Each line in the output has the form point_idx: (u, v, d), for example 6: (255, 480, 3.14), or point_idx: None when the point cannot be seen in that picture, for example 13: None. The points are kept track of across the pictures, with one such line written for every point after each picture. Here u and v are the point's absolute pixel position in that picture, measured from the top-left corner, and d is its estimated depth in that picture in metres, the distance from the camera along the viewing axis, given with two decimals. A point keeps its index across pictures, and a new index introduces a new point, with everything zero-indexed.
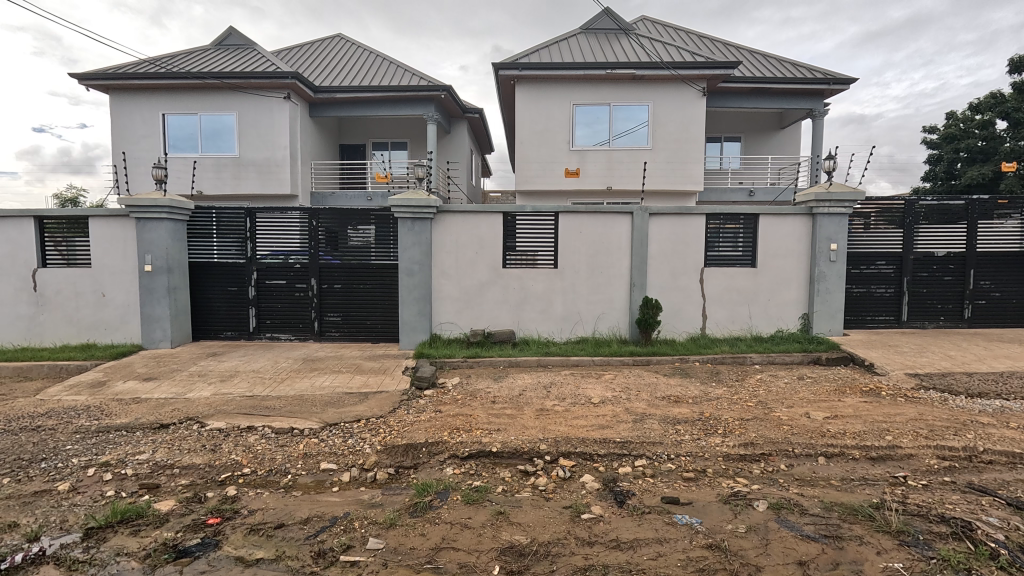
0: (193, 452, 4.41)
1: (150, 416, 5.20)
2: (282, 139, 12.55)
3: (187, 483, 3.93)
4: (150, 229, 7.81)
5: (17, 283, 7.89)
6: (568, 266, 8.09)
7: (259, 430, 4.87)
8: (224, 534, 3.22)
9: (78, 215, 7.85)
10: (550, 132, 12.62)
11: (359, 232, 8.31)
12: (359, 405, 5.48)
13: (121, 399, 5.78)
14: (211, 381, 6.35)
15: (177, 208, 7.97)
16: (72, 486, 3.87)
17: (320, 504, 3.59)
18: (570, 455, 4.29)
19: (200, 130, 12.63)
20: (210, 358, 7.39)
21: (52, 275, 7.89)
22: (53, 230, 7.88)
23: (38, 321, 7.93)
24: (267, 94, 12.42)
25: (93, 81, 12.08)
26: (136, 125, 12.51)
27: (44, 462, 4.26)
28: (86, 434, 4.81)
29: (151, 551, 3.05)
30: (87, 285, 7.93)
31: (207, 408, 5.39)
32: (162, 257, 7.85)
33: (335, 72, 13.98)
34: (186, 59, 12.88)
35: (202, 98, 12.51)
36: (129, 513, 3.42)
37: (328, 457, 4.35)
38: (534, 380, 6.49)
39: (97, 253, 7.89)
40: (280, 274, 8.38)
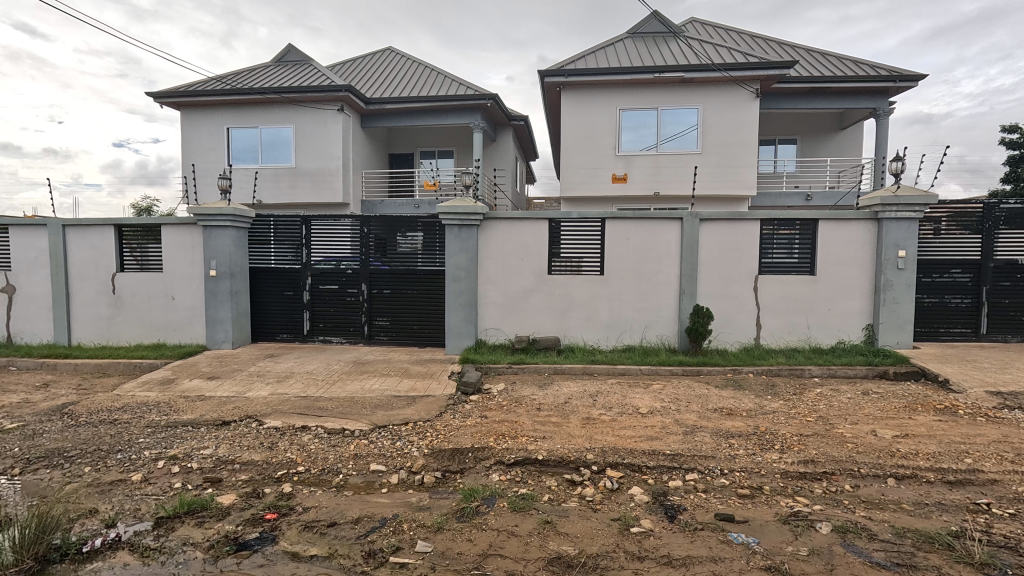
0: (252, 448, 4.62)
1: (213, 413, 5.49)
2: (336, 150, 13.04)
3: (246, 479, 4.11)
4: (215, 236, 8.27)
5: (97, 285, 8.54)
6: (614, 272, 7.97)
7: (313, 430, 5.04)
8: (281, 529, 3.34)
9: (152, 224, 8.45)
10: (595, 137, 12.53)
11: (408, 239, 8.51)
12: (407, 408, 5.58)
13: (187, 395, 6.14)
14: (268, 381, 6.64)
15: (240, 216, 8.41)
16: (144, 477, 4.13)
17: (370, 505, 3.66)
18: (618, 466, 4.20)
19: (260, 142, 13.31)
20: (268, 358, 7.73)
21: (128, 279, 8.49)
22: (130, 237, 8.50)
23: (116, 322, 8.55)
24: (321, 107, 12.95)
25: (168, 98, 13.01)
26: (204, 139, 13.33)
27: (120, 453, 4.58)
28: (157, 428, 5.14)
29: (214, 543, 3.19)
30: (159, 289, 8.48)
31: (265, 407, 5.64)
32: (226, 263, 8.29)
33: (386, 85, 14.42)
34: (249, 76, 13.65)
35: (262, 111, 13.18)
36: (194, 505, 3.60)
37: (377, 458, 4.45)
38: (580, 388, 6.40)
39: (168, 259, 8.44)
40: (333, 279, 8.69)
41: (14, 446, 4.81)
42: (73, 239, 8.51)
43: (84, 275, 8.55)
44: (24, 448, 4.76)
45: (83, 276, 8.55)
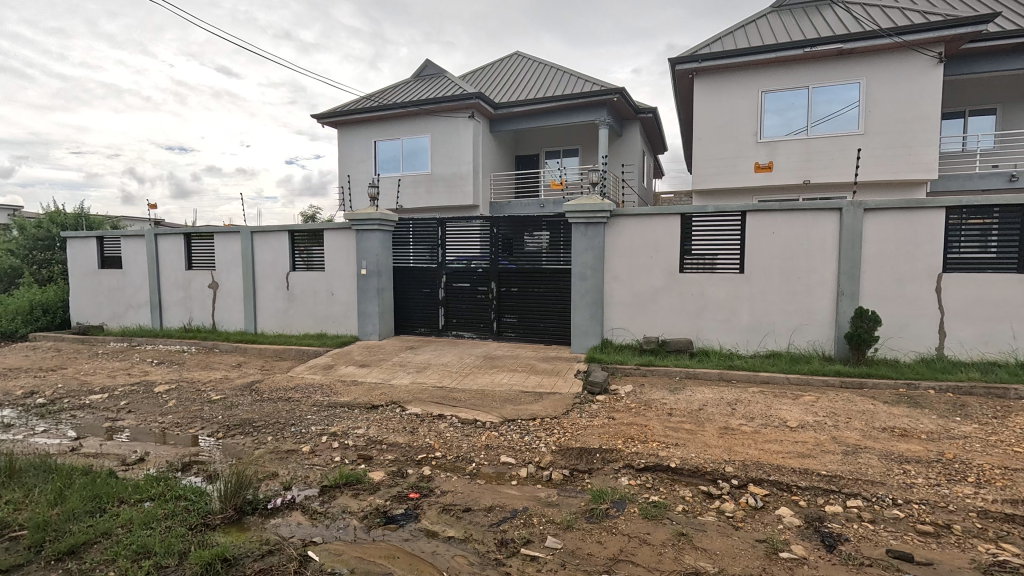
0: (397, 432, 5.08)
1: (364, 397, 6.14)
2: (468, 155, 13.75)
3: (392, 459, 4.52)
4: (365, 239, 9.23)
5: (275, 282, 10.04)
6: (755, 270, 7.30)
7: (449, 418, 5.38)
8: (422, 508, 3.62)
9: (317, 229, 9.70)
10: (733, 125, 11.59)
11: (534, 239, 8.67)
12: (534, 404, 5.69)
13: (344, 380, 6.95)
14: (409, 370, 7.24)
15: (386, 220, 9.28)
16: (312, 449, 4.75)
17: (502, 495, 3.79)
18: (762, 483, 3.83)
19: (402, 152, 14.55)
20: (409, 350, 8.43)
21: (298, 277, 9.85)
22: (300, 241, 9.86)
23: (289, 313, 9.97)
24: (455, 115, 13.75)
25: (329, 119, 14.83)
26: (356, 153, 14.95)
27: (293, 426, 5.34)
28: (321, 407, 5.90)
29: (367, 513, 3.56)
30: (322, 286, 9.71)
31: (407, 395, 6.16)
32: (374, 263, 9.20)
33: (514, 89, 14.85)
34: (393, 92, 14.99)
35: (404, 124, 14.39)
36: (351, 478, 4.05)
37: (507, 451, 4.60)
38: (716, 395, 5.97)
39: (329, 259, 9.62)
40: (465, 278, 9.18)
41: (219, 414, 5.87)
42: (258, 243, 10.11)
43: (266, 274, 10.10)
44: (225, 416, 5.80)
45: (265, 275, 10.11)
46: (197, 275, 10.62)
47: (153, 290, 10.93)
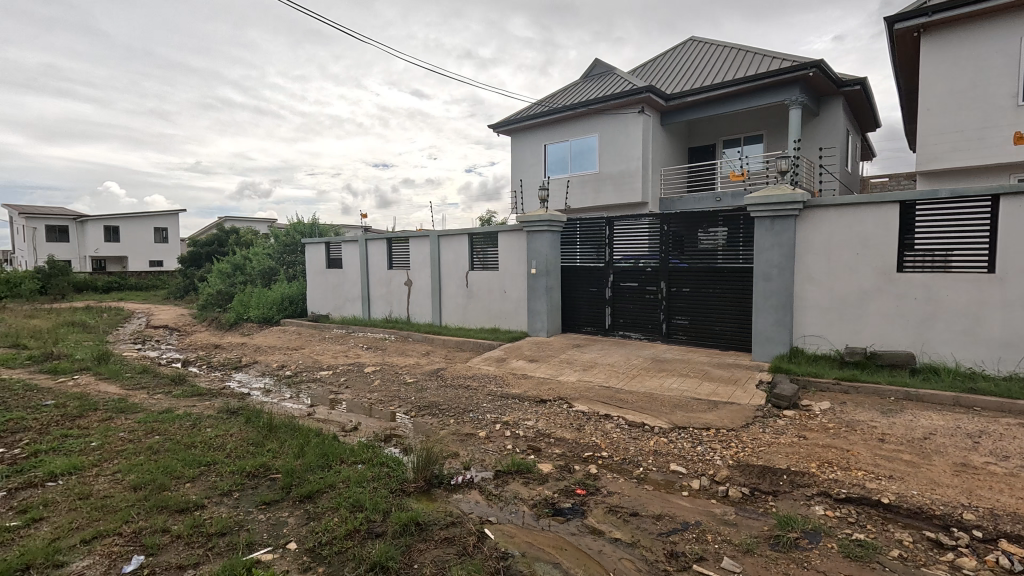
0: (564, 427, 5.22)
1: (533, 391, 6.45)
2: (637, 151, 13.35)
3: (560, 453, 4.66)
4: (536, 239, 9.63)
5: (457, 280, 11.09)
6: (1014, 269, 5.71)
7: (615, 419, 5.33)
8: (589, 506, 3.66)
9: (493, 231, 10.45)
10: (980, 87, 9.23)
11: (710, 236, 8.09)
12: (708, 413, 5.31)
13: (515, 373, 7.38)
14: (576, 368, 7.37)
15: (555, 221, 9.55)
16: (487, 434, 5.16)
17: (672, 505, 3.63)
18: (1021, 542, 3.00)
19: (570, 154, 14.81)
20: (575, 348, 8.57)
21: (476, 276, 10.74)
22: (478, 243, 10.74)
23: (468, 309, 10.93)
24: (624, 112, 13.49)
25: (504, 127, 15.84)
26: (528, 158, 15.69)
27: (472, 412, 5.86)
28: (495, 397, 6.37)
29: (537, 502, 3.73)
30: (497, 284, 10.43)
31: (574, 392, 6.29)
32: (544, 262, 9.55)
33: (689, 77, 14.01)
34: (563, 95, 15.32)
35: (573, 125, 14.61)
36: (522, 466, 4.29)
37: (678, 459, 4.38)
38: (949, 423, 4.84)
39: (503, 259, 10.28)
40: (633, 277, 8.99)
41: (412, 395, 6.74)
42: (444, 245, 11.30)
43: (449, 273, 11.22)
44: (417, 398, 6.63)
45: (449, 274, 11.23)
46: (395, 274, 12.30)
47: (364, 286, 12.98)
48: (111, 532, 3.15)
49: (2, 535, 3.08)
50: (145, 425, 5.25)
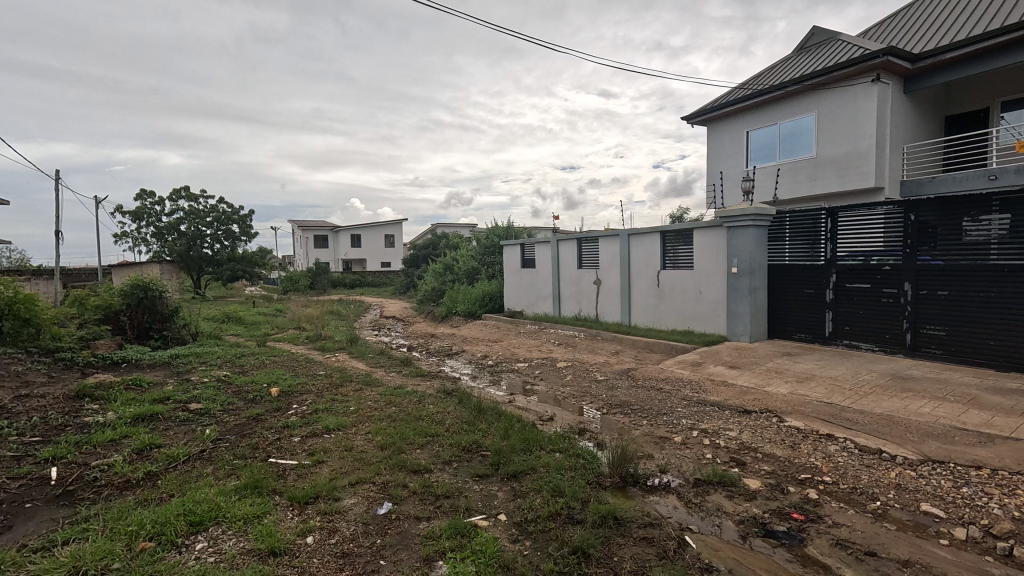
0: (774, 443, 4.71)
1: (736, 400, 5.95)
2: (869, 127, 11.05)
3: (769, 470, 4.21)
4: (737, 236, 8.82)
5: (647, 280, 10.82)
6: None
7: (841, 441, 4.60)
8: (809, 534, 3.24)
9: (687, 228, 9.91)
10: None
11: (979, 226, 6.45)
12: (979, 449, 4.21)
13: (713, 379, 6.90)
14: (787, 379, 6.55)
15: (761, 215, 8.61)
16: (684, 441, 4.94)
17: (925, 554, 2.99)
18: None
19: (779, 138, 13.00)
20: (786, 356, 7.62)
21: (668, 275, 10.32)
22: (671, 241, 10.32)
23: (659, 310, 10.57)
24: (851, 83, 11.36)
25: (699, 117, 14.86)
26: (727, 147, 14.40)
27: (666, 416, 5.68)
28: (691, 402, 6.06)
29: (744, 520, 3.44)
30: (691, 284, 9.86)
31: (785, 405, 5.61)
32: (746, 260, 8.70)
33: (947, 29, 11.22)
34: (770, 74, 13.63)
35: (782, 106, 12.83)
36: (725, 478, 4.01)
37: (932, 499, 3.58)
38: None
39: (698, 258, 9.68)
40: (863, 277, 7.63)
41: (604, 393, 6.82)
42: (634, 245, 11.14)
43: (639, 272, 11.02)
44: (609, 395, 6.69)
45: (639, 273, 11.03)
46: (585, 273, 12.56)
47: (555, 285, 13.56)
48: (368, 479, 3.92)
49: (300, 469, 4.08)
50: (385, 398, 6.37)
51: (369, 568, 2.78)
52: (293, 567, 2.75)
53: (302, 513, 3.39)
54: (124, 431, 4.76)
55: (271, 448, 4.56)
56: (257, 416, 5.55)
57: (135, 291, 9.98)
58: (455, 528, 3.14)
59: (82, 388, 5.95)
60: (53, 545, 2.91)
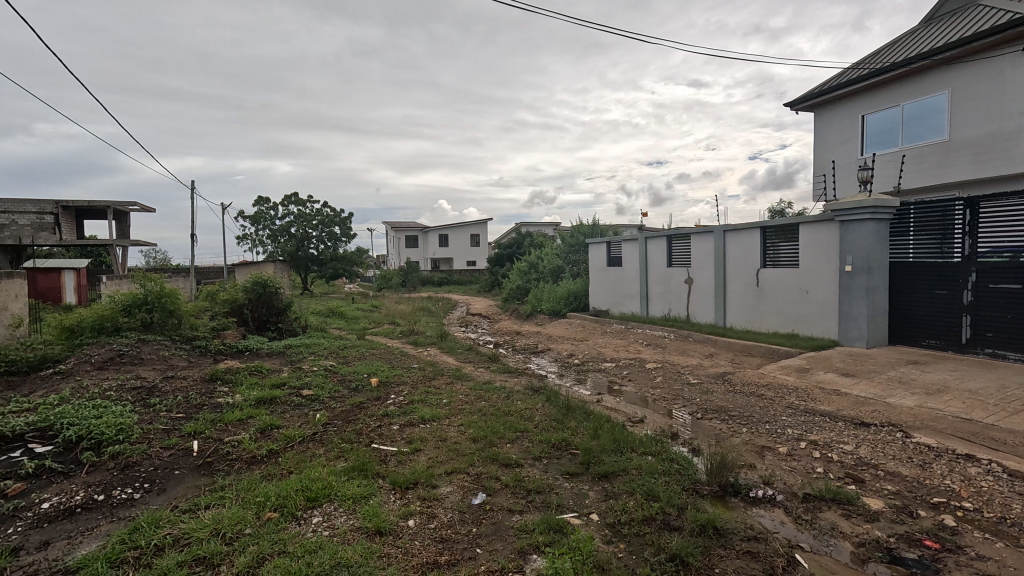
0: (899, 460, 4.23)
1: (851, 411, 5.43)
2: (1018, 103, 9.51)
3: (894, 490, 3.78)
4: (852, 231, 8.03)
5: (745, 279, 10.16)
6: None
7: (984, 463, 4.02)
8: (947, 566, 2.87)
9: (792, 224, 9.18)
10: None
11: None
12: None
13: (823, 387, 6.33)
14: (914, 390, 5.85)
15: (881, 207, 7.75)
16: (790, 452, 4.58)
17: None
18: None
19: (902, 121, 11.60)
20: (911, 365, 6.80)
21: (769, 274, 9.63)
22: (773, 237, 9.61)
23: (758, 311, 9.89)
24: (994, 53, 9.85)
25: (805, 103, 13.68)
26: (838, 134, 13.12)
27: (768, 424, 5.31)
28: (797, 411, 5.61)
29: (865, 542, 3.13)
30: (795, 284, 9.11)
31: (912, 419, 5.02)
32: (863, 257, 7.89)
33: None
34: (891, 50, 12.21)
35: (905, 85, 11.44)
36: (841, 496, 3.66)
37: None
38: None
39: (804, 255, 8.92)
40: (1011, 276, 6.66)
41: (698, 397, 6.51)
42: (730, 241, 10.52)
43: (736, 270, 10.38)
44: (703, 399, 6.38)
45: (735, 271, 10.40)
46: (676, 272, 12.07)
47: (643, 283, 13.16)
48: (462, 469, 4.06)
49: (401, 455, 4.33)
50: (475, 392, 6.56)
51: (466, 555, 2.89)
52: (398, 547, 2.92)
53: (403, 497, 3.59)
54: (250, 412, 5.34)
55: (373, 434, 4.88)
56: (359, 404, 5.96)
57: (256, 288, 11.16)
58: (548, 524, 3.17)
59: (215, 372, 6.77)
60: (198, 507, 3.33)
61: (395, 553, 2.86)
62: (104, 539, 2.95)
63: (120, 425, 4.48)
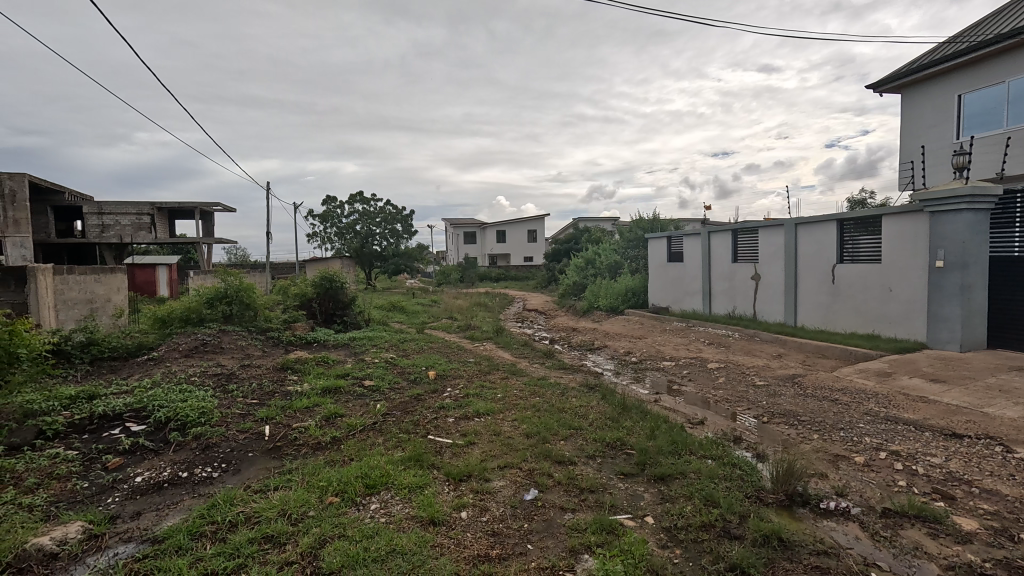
0: (998, 477, 3.80)
1: (940, 420, 4.94)
2: None
3: (991, 511, 3.40)
4: (945, 222, 7.30)
5: (819, 275, 9.50)
6: None
7: None
8: None
9: (874, 215, 8.47)
10: None
11: None
12: None
13: (908, 394, 5.80)
14: (1017, 400, 5.23)
15: (981, 196, 6.98)
16: (867, 462, 4.25)
17: None
18: None
19: (1006, 100, 10.35)
20: (1014, 371, 6.10)
21: (846, 270, 8.95)
22: (851, 230, 8.92)
23: (833, 310, 9.23)
24: None
25: (892, 83, 12.54)
26: (930, 116, 11.92)
27: (843, 431, 4.94)
28: (877, 418, 5.19)
29: (953, 565, 2.84)
30: (877, 280, 8.41)
31: (1013, 432, 4.49)
32: (957, 252, 7.16)
33: None
34: (998, 19, 10.89)
35: (1012, 58, 10.20)
36: (926, 513, 3.34)
37: None
38: None
39: (888, 249, 8.21)
40: None
41: (763, 399, 6.17)
42: (803, 235, 9.86)
43: (809, 266, 9.73)
44: (770, 403, 6.03)
45: (808, 267, 9.74)
46: (741, 268, 11.50)
47: (706, 279, 12.64)
48: (515, 464, 4.07)
49: (455, 448, 4.41)
50: (530, 388, 6.57)
51: (517, 550, 2.89)
52: (451, 538, 2.97)
53: (457, 489, 3.65)
54: (316, 400, 5.63)
55: (430, 426, 5.00)
56: (418, 396, 6.12)
57: (324, 283, 11.75)
58: (600, 524, 3.11)
59: (286, 362, 7.20)
60: (267, 488, 3.55)
61: (448, 543, 2.91)
62: (186, 513, 3.22)
63: (202, 409, 4.86)
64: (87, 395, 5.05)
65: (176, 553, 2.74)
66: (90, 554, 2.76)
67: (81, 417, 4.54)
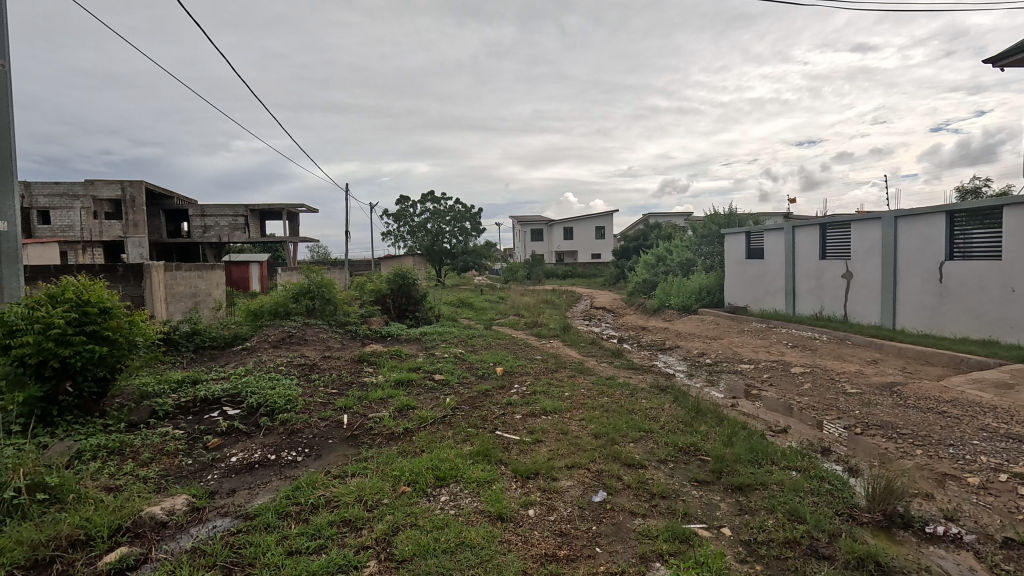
0: None
1: None
2: None
3: None
4: None
5: (923, 274, 8.56)
6: None
7: None
8: None
9: (992, 206, 7.52)
10: None
11: None
12: None
13: None
14: None
15: None
16: (982, 483, 3.78)
17: None
18: None
19: None
20: None
21: (957, 267, 7.99)
22: (963, 223, 7.98)
23: (941, 312, 8.28)
24: None
25: (1016, 55, 10.98)
26: None
27: (952, 448, 4.43)
28: (994, 435, 4.59)
29: None
30: (996, 279, 7.45)
31: None
32: None
33: None
34: None
35: None
36: None
37: None
38: None
39: (1010, 244, 7.26)
40: None
41: (856, 409, 5.66)
42: (904, 229, 8.93)
43: (911, 262, 8.78)
44: (863, 412, 5.53)
45: (910, 264, 8.80)
46: (831, 265, 10.62)
47: (790, 278, 11.81)
48: (583, 464, 4.01)
49: (523, 444, 4.42)
50: (598, 387, 6.46)
51: (585, 552, 2.84)
52: (518, 535, 2.98)
53: (524, 485, 3.66)
54: (390, 392, 5.86)
55: (498, 422, 5.05)
56: (486, 391, 6.21)
57: (397, 279, 12.24)
58: (673, 532, 2.99)
59: (363, 355, 7.56)
60: (346, 474, 3.74)
61: (515, 540, 2.92)
62: (274, 492, 3.47)
63: (288, 397, 5.22)
64: (192, 379, 5.59)
65: (265, 530, 2.96)
66: (193, 525, 3.03)
67: (187, 400, 5.02)
